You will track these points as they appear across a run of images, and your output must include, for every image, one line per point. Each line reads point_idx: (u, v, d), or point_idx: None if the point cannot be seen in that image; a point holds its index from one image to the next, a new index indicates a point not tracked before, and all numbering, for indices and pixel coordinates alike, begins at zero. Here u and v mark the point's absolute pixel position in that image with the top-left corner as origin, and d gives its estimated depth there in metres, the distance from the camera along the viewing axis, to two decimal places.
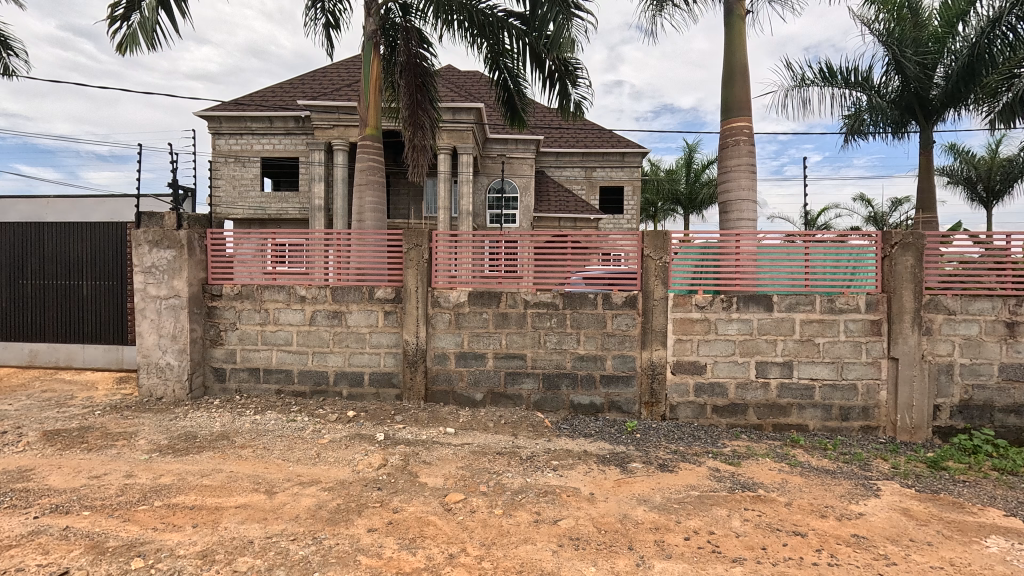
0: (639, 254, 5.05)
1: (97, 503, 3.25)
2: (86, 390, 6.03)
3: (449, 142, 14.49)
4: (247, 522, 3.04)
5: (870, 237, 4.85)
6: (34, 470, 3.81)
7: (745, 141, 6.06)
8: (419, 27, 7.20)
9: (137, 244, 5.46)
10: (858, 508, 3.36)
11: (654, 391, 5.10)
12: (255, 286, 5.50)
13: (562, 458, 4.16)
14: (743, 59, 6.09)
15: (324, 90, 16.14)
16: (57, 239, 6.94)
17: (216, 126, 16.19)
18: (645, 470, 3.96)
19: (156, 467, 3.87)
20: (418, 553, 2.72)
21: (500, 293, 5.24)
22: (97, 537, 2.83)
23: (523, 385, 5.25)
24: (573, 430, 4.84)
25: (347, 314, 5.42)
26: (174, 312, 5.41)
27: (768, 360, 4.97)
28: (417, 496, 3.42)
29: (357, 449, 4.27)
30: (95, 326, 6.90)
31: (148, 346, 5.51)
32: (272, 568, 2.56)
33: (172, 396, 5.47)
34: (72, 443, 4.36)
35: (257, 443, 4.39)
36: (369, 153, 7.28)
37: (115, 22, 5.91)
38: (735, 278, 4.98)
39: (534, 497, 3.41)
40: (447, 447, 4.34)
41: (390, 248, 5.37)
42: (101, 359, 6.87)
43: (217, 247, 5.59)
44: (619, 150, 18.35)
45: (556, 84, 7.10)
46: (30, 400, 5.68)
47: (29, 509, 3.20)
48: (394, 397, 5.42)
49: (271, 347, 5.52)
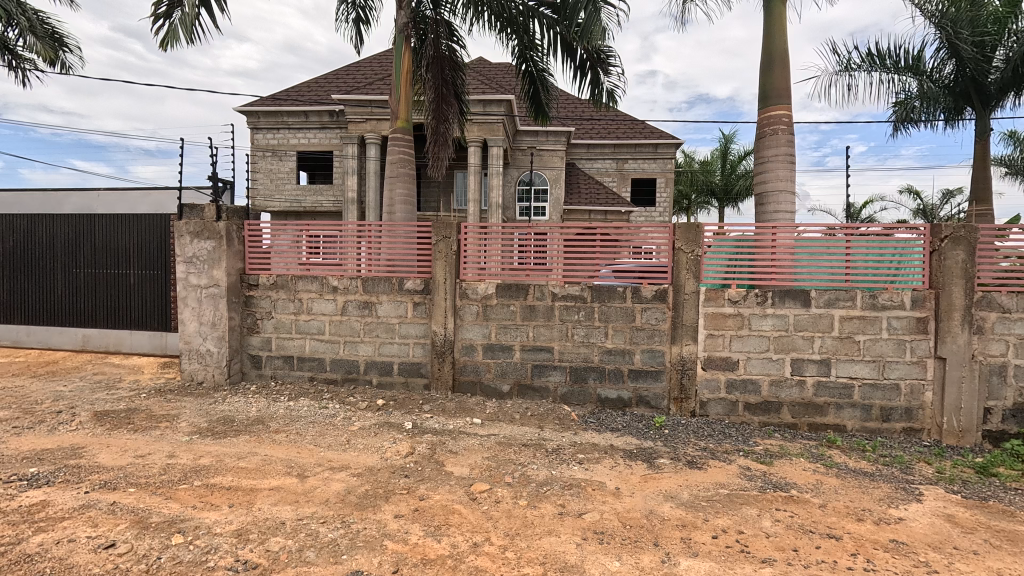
0: (671, 247, 4.97)
1: (142, 481, 3.42)
2: (133, 373, 6.36)
3: (479, 134, 14.46)
4: (281, 504, 3.14)
5: (917, 230, 4.61)
6: (85, 448, 4.03)
7: (784, 129, 5.83)
8: (449, 20, 7.20)
9: (180, 235, 5.68)
10: (898, 513, 3.23)
11: (684, 387, 5.01)
12: (290, 276, 5.66)
13: (588, 451, 4.14)
14: (783, 46, 5.85)
15: (357, 85, 16.44)
16: (108, 230, 7.29)
17: (255, 122, 16.70)
18: (673, 466, 3.89)
19: (196, 448, 4.04)
20: (443, 541, 2.76)
21: (528, 285, 5.22)
22: (142, 513, 2.98)
23: (550, 377, 5.24)
24: (600, 423, 4.80)
25: (378, 305, 5.51)
26: (214, 300, 5.62)
27: (804, 358, 4.81)
28: (443, 484, 3.46)
29: (386, 437, 4.35)
30: (142, 313, 7.24)
31: (190, 333, 5.74)
32: (303, 549, 2.64)
33: (212, 380, 5.70)
34: (120, 423, 4.59)
35: (291, 428, 4.53)
36: (400, 146, 7.32)
37: (158, 19, 6.13)
38: (771, 272, 4.84)
39: (560, 490, 3.40)
40: (474, 437, 4.39)
41: (420, 239, 5.43)
42: (148, 345, 7.22)
43: (255, 238, 5.78)
44: (652, 142, 17.95)
45: (587, 73, 7.01)
46: (83, 382, 6.03)
47: (80, 483, 3.40)
48: (422, 387, 5.50)
49: (305, 335, 5.67)
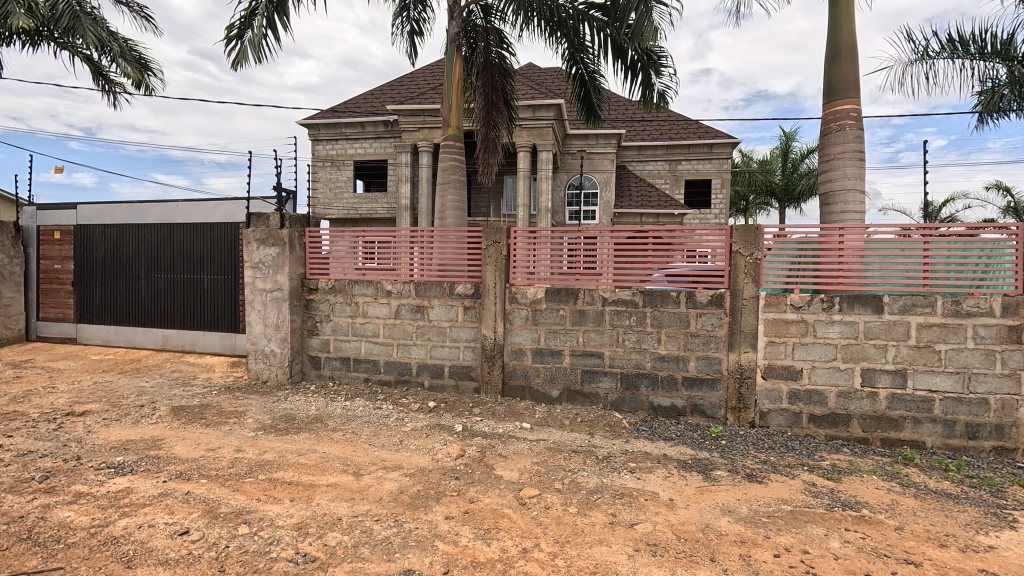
0: (728, 250, 4.78)
1: (213, 473, 3.65)
2: (206, 372, 6.81)
3: (529, 139, 14.51)
4: (338, 500, 3.26)
5: (1008, 230, 4.20)
6: (164, 440, 4.35)
7: (852, 125, 5.49)
8: (499, 28, 7.29)
9: (248, 242, 6.04)
10: (988, 540, 2.94)
11: (742, 396, 4.80)
12: (347, 281, 5.88)
13: (640, 460, 4.04)
14: (850, 36, 5.52)
15: (411, 95, 16.94)
16: (185, 238, 7.87)
17: (315, 134, 17.55)
18: (731, 479, 3.73)
19: (261, 444, 4.26)
20: (493, 544, 2.77)
21: (578, 290, 5.18)
22: (212, 503, 3.18)
23: (600, 383, 5.16)
24: (653, 432, 4.67)
25: (430, 309, 5.63)
26: (277, 304, 5.92)
27: (876, 368, 4.48)
28: (492, 487, 3.48)
29: (437, 438, 4.42)
30: (214, 315, 7.74)
31: (256, 334, 6.08)
32: (359, 545, 2.72)
33: (275, 380, 6.01)
34: (194, 418, 4.92)
35: (347, 427, 4.69)
36: (451, 153, 7.45)
37: (230, 42, 6.56)
38: (838, 276, 4.56)
39: (610, 498, 3.34)
40: (524, 441, 4.38)
41: (471, 244, 5.51)
42: (219, 345, 7.71)
43: (315, 244, 6.05)
44: (707, 142, 17.36)
45: (638, 75, 6.89)
46: (163, 378, 6.52)
47: (160, 473, 3.67)
48: (472, 390, 5.55)
49: (361, 338, 5.88)
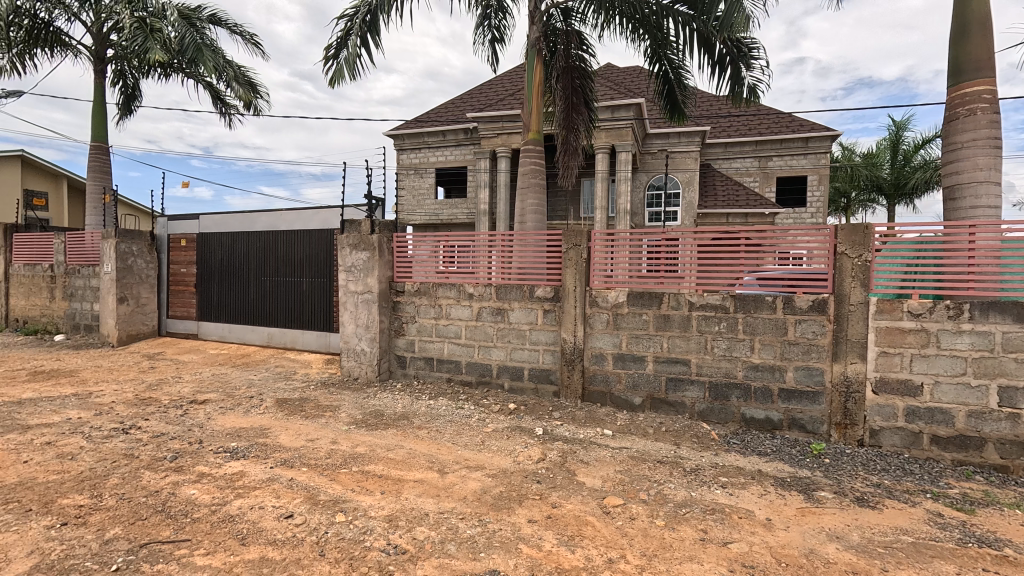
0: (833, 252, 4.39)
1: (312, 462, 3.92)
2: (304, 367, 7.36)
3: (607, 141, 14.27)
4: (424, 495, 3.38)
5: None
6: (270, 429, 4.74)
7: (985, 109, 4.83)
8: (580, 30, 7.25)
9: (342, 247, 6.45)
10: None
11: (849, 412, 4.38)
12: (431, 284, 6.10)
13: (731, 475, 3.81)
14: (982, 9, 4.88)
15: (490, 102, 17.32)
16: (287, 244, 8.56)
17: (400, 144, 18.45)
18: (838, 502, 3.40)
19: (354, 437, 4.52)
20: (577, 552, 2.72)
21: (662, 294, 4.98)
22: (312, 490, 3.41)
23: (686, 392, 4.93)
24: (745, 446, 4.39)
25: (510, 311, 5.68)
26: (367, 305, 6.27)
27: (1018, 386, 3.89)
28: (575, 493, 3.43)
29: (518, 441, 4.45)
30: (312, 315, 8.36)
31: (348, 333, 6.47)
32: (445, 542, 2.79)
33: (365, 377, 6.36)
34: (295, 410, 5.32)
35: (432, 425, 4.85)
36: (531, 157, 7.50)
37: (327, 62, 7.07)
38: (967, 280, 4.01)
39: (700, 514, 3.17)
40: (605, 448, 4.29)
41: (550, 247, 5.50)
42: (316, 343, 8.30)
43: (401, 249, 6.34)
44: (802, 136, 16.10)
45: (727, 68, 6.55)
46: (268, 372, 7.13)
47: (267, 459, 4.00)
48: (552, 394, 5.53)
49: (444, 339, 6.06)
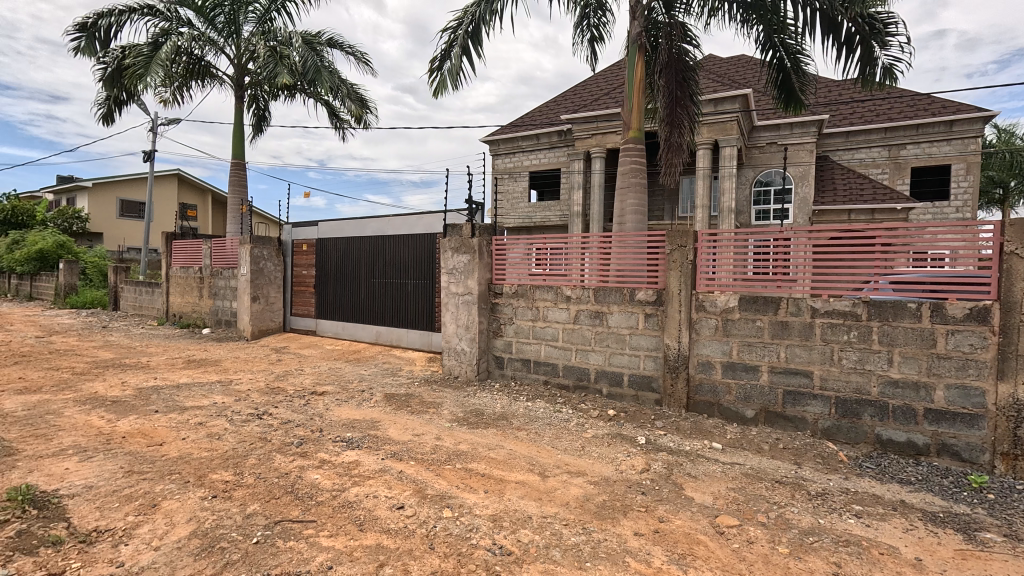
0: (999, 253, 3.77)
1: (419, 456, 4.10)
2: (409, 365, 7.75)
3: (710, 136, 13.49)
4: (527, 498, 3.38)
5: None
6: (380, 422, 5.04)
7: None
8: (684, 21, 6.92)
9: (444, 250, 6.71)
10: None
11: (1020, 440, 3.70)
12: (528, 287, 6.14)
13: (867, 503, 3.37)
14: None
15: (584, 103, 17.16)
16: (394, 248, 9.10)
17: (496, 149, 18.90)
18: (1010, 546, 2.88)
19: (456, 434, 4.66)
20: (690, 572, 2.56)
21: (780, 299, 4.58)
22: (420, 484, 3.56)
23: (808, 407, 4.47)
24: (882, 471, 3.88)
25: (609, 315, 5.54)
26: (468, 306, 6.46)
27: None
28: (684, 509, 3.24)
29: (619, 448, 4.31)
30: (415, 315, 8.79)
31: (449, 333, 6.71)
32: (550, 547, 2.76)
33: (465, 376, 6.55)
34: (401, 405, 5.61)
35: (530, 427, 4.86)
36: (631, 156, 7.28)
37: (432, 74, 7.41)
38: None
39: (832, 544, 2.84)
40: (715, 463, 4.02)
41: (652, 248, 5.29)
42: (419, 342, 8.72)
43: (500, 251, 6.44)
44: (945, 118, 14.04)
45: (856, 49, 5.88)
46: (376, 368, 7.61)
47: (379, 450, 4.25)
48: (654, 402, 5.30)
49: (541, 341, 6.06)
